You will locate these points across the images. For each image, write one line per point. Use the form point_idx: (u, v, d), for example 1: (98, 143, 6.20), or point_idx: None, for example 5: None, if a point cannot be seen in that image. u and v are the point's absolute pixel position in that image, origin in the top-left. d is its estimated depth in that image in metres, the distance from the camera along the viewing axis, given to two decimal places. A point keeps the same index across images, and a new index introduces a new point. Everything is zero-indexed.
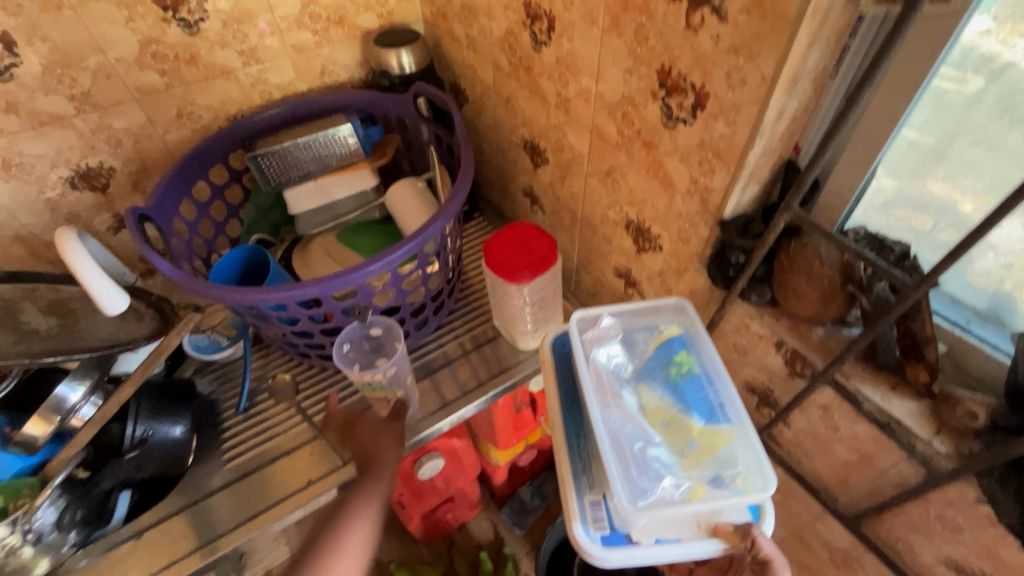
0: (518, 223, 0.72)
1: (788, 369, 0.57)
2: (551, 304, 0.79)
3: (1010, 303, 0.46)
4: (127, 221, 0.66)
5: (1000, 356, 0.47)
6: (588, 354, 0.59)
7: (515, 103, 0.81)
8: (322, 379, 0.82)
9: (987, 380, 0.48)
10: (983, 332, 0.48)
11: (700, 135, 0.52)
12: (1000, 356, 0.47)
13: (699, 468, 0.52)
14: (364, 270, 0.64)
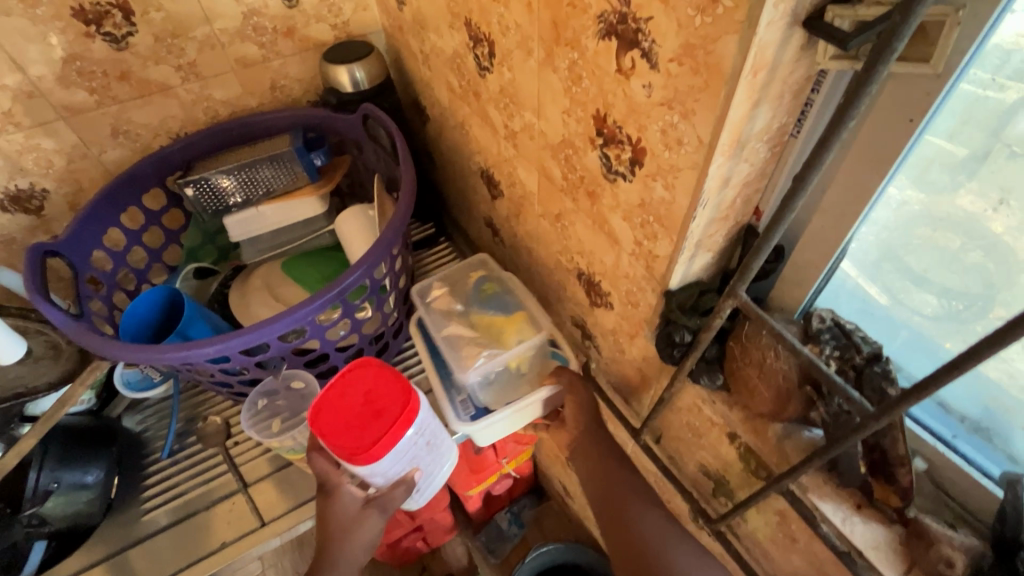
0: (361, 362, 0.51)
1: (742, 464, 0.49)
2: (430, 459, 0.55)
3: (1006, 418, 0.38)
4: (25, 262, 0.61)
5: (990, 486, 0.38)
6: (424, 301, 0.72)
7: (469, 128, 0.73)
8: None
9: (973, 508, 0.39)
10: (970, 451, 0.39)
11: (640, 195, 0.44)
12: (989, 485, 0.38)
13: (507, 340, 0.66)
14: (275, 323, 0.58)
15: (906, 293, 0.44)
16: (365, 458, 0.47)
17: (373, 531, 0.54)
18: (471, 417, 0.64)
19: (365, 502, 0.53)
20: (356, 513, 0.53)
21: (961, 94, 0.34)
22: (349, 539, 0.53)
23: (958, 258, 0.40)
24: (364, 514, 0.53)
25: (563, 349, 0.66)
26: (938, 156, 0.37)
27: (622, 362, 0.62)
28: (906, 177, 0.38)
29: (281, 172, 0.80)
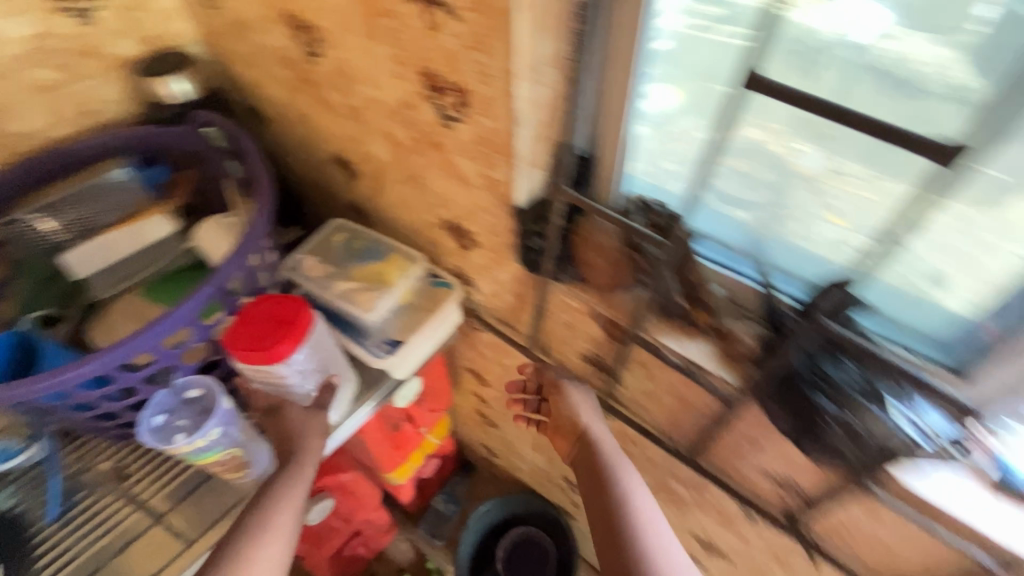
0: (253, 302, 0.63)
1: (606, 335, 0.61)
2: (337, 369, 0.70)
3: (764, 244, 0.51)
4: None
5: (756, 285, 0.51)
6: (300, 272, 0.73)
7: (311, 118, 0.76)
8: (150, 454, 0.72)
9: (752, 305, 0.52)
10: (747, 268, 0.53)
11: (473, 131, 0.53)
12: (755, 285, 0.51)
13: (394, 277, 0.72)
14: (157, 326, 0.57)
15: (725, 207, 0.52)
16: (278, 354, 0.59)
17: (320, 426, 0.66)
18: (388, 351, 0.72)
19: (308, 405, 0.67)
20: (305, 416, 0.66)
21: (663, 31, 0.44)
22: (307, 430, 0.65)
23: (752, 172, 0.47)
24: (309, 413, 0.66)
25: (443, 275, 0.76)
26: (664, 86, 0.48)
27: (500, 292, 0.72)
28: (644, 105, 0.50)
29: (118, 195, 0.77)
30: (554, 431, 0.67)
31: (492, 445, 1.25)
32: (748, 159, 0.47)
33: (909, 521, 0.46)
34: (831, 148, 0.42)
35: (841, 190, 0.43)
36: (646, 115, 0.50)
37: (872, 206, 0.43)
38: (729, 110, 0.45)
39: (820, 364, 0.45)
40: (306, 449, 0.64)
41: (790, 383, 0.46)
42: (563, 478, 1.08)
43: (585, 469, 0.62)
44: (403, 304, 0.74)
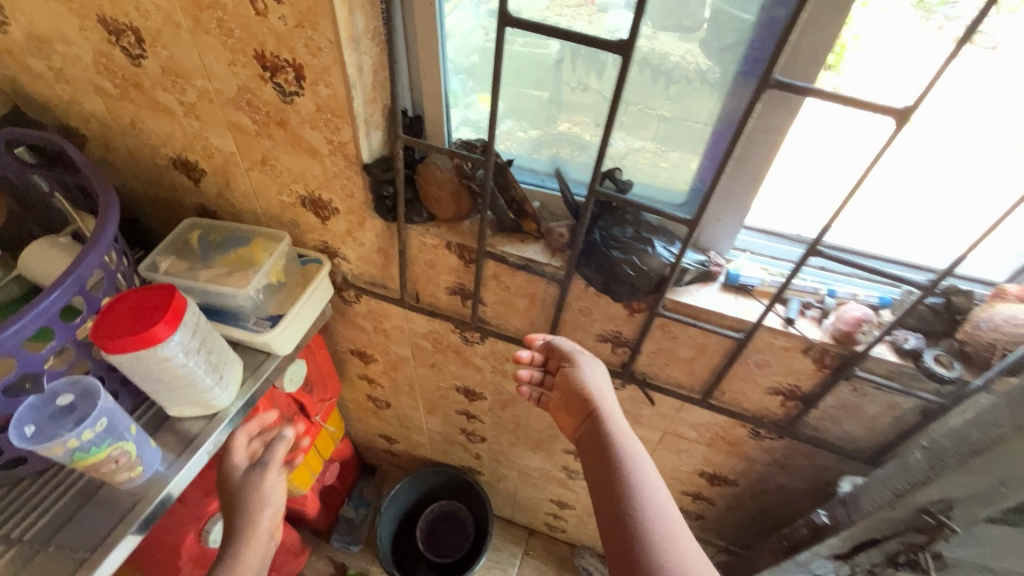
0: (116, 295, 0.63)
1: (463, 261, 0.74)
2: (218, 352, 0.72)
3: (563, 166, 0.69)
4: None
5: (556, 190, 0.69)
6: (162, 271, 0.75)
7: (141, 125, 0.77)
8: (19, 495, 0.66)
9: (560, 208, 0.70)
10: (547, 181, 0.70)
11: (314, 101, 0.62)
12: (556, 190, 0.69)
13: (263, 256, 0.76)
14: (8, 326, 0.55)
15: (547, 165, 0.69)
16: (151, 336, 0.59)
17: (268, 486, 0.68)
18: (270, 325, 0.76)
19: (253, 466, 0.69)
20: (249, 476, 0.69)
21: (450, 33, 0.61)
22: (254, 489, 0.67)
23: (567, 143, 0.66)
24: (253, 475, 0.68)
25: (308, 253, 0.83)
26: (462, 71, 0.64)
27: (366, 253, 0.80)
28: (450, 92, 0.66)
29: None
30: (561, 408, 0.70)
31: (390, 430, 1.30)
32: (575, 143, 0.66)
33: (687, 327, 0.67)
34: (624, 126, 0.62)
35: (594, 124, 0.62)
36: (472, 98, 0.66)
37: (641, 150, 0.64)
38: (546, 105, 0.63)
39: (610, 231, 0.64)
40: (255, 518, 0.65)
41: (594, 250, 0.64)
42: (461, 433, 1.18)
43: (589, 446, 0.65)
44: (276, 282, 0.78)
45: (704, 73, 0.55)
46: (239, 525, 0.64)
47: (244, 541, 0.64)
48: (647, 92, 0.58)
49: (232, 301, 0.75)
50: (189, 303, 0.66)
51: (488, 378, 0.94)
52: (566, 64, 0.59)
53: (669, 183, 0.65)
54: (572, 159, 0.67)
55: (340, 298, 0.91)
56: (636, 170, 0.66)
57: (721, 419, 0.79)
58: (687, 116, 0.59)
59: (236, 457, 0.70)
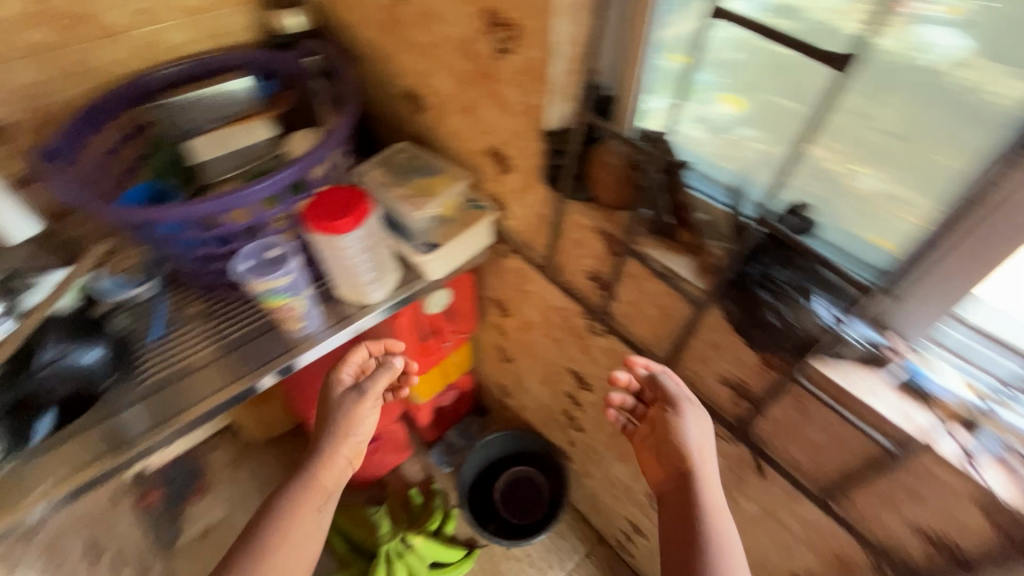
0: (328, 187, 0.79)
1: (607, 250, 0.73)
2: (381, 256, 0.84)
3: (747, 185, 0.60)
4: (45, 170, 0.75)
5: (724, 208, 0.61)
6: (364, 177, 0.89)
7: (392, 56, 0.92)
8: (230, 307, 0.89)
9: (718, 230, 0.62)
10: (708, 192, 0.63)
11: (519, 61, 0.66)
12: (724, 208, 0.61)
13: (441, 190, 0.86)
14: (253, 186, 0.72)
15: (745, 181, 0.61)
16: (335, 227, 0.74)
17: (361, 412, 0.75)
18: (426, 250, 0.86)
19: (352, 388, 0.76)
20: (342, 399, 0.76)
21: (661, 44, 0.60)
22: (347, 415, 0.74)
23: (793, 166, 0.55)
24: (351, 396, 0.76)
25: (481, 200, 0.90)
26: (714, 65, 0.58)
27: (526, 214, 0.84)
28: (677, 84, 0.62)
29: (235, 101, 0.95)
30: (651, 450, 0.69)
31: (506, 382, 1.38)
32: (806, 173, 0.55)
33: (827, 409, 0.57)
34: (886, 172, 0.50)
35: (843, 142, 0.51)
36: (698, 89, 0.60)
37: (875, 201, 0.51)
38: (790, 120, 0.54)
39: (771, 271, 0.56)
40: (337, 442, 0.73)
41: (743, 284, 0.58)
42: (564, 414, 1.19)
43: (670, 502, 0.64)
44: (444, 216, 0.88)
45: (994, 114, 0.42)
46: (329, 442, 0.72)
47: (330, 458, 0.72)
48: (919, 119, 0.46)
49: (405, 219, 0.86)
50: (372, 209, 0.79)
51: (601, 373, 0.93)
52: (820, 76, 0.50)
53: (913, 239, 0.50)
54: (784, 185, 0.57)
55: (496, 248, 0.98)
56: (856, 223, 0.54)
57: (837, 529, 0.65)
58: (956, 176, 0.46)
59: (344, 372, 0.78)
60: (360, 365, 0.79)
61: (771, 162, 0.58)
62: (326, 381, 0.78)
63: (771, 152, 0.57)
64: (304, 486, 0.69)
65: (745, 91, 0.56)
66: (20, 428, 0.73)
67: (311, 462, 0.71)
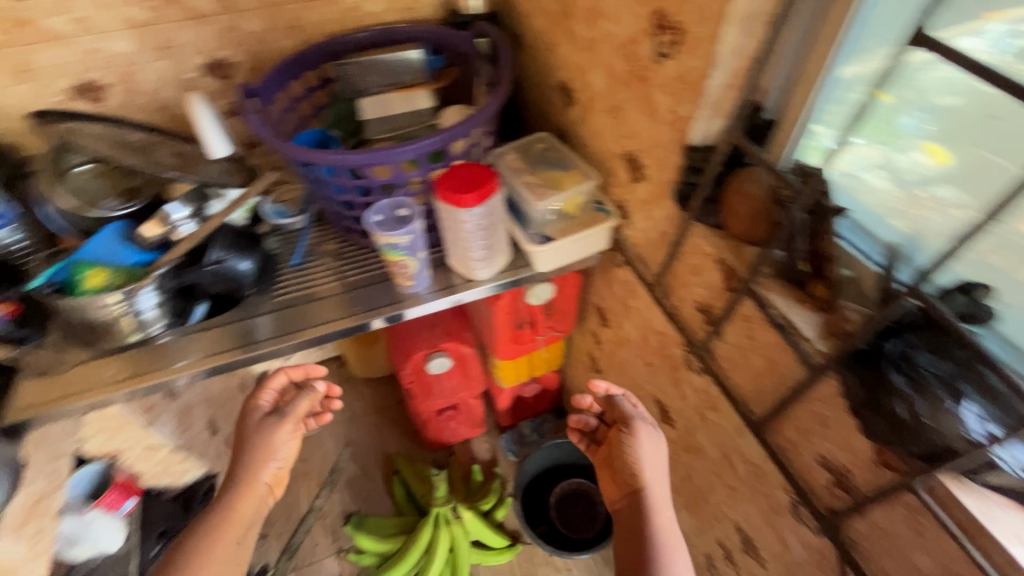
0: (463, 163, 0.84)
1: (724, 284, 0.67)
2: (495, 238, 0.87)
3: (911, 250, 0.51)
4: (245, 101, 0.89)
5: (876, 269, 0.52)
6: (497, 159, 0.92)
7: (556, 47, 0.92)
8: (357, 253, 0.99)
9: (864, 293, 0.53)
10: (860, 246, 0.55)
11: (677, 68, 0.63)
12: (876, 269, 0.53)
13: (569, 186, 0.85)
14: (400, 149, 0.79)
15: (911, 245, 0.51)
16: (458, 200, 0.78)
17: (279, 437, 0.80)
18: (540, 242, 0.87)
19: (269, 413, 0.82)
20: (260, 424, 0.81)
21: (841, 80, 0.54)
22: (253, 439, 0.80)
23: (983, 239, 0.45)
24: (270, 420, 0.81)
25: (606, 204, 0.88)
26: (920, 104, 0.48)
27: (648, 228, 0.81)
28: (875, 120, 0.52)
29: (407, 69, 1.03)
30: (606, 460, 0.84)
31: None
32: (999, 247, 0.44)
33: (946, 533, 0.48)
34: None
35: None
36: (886, 128, 0.51)
37: None
38: (1002, 183, 0.43)
39: (915, 353, 0.47)
40: (258, 464, 0.77)
41: (874, 360, 0.50)
42: None
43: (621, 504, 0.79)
44: (566, 212, 0.88)
45: None
46: (249, 466, 0.77)
47: (250, 481, 0.76)
48: None
49: (527, 208, 0.87)
50: (498, 191, 0.82)
51: (687, 411, 0.86)
52: None
53: None
54: (963, 257, 0.47)
55: (610, 255, 0.95)
56: None
57: None
58: None
59: (262, 398, 0.84)
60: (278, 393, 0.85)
61: (953, 231, 0.47)
62: (241, 411, 0.83)
63: (957, 218, 0.47)
64: (227, 506, 0.74)
65: (953, 142, 0.46)
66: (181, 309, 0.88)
67: (232, 486, 0.75)
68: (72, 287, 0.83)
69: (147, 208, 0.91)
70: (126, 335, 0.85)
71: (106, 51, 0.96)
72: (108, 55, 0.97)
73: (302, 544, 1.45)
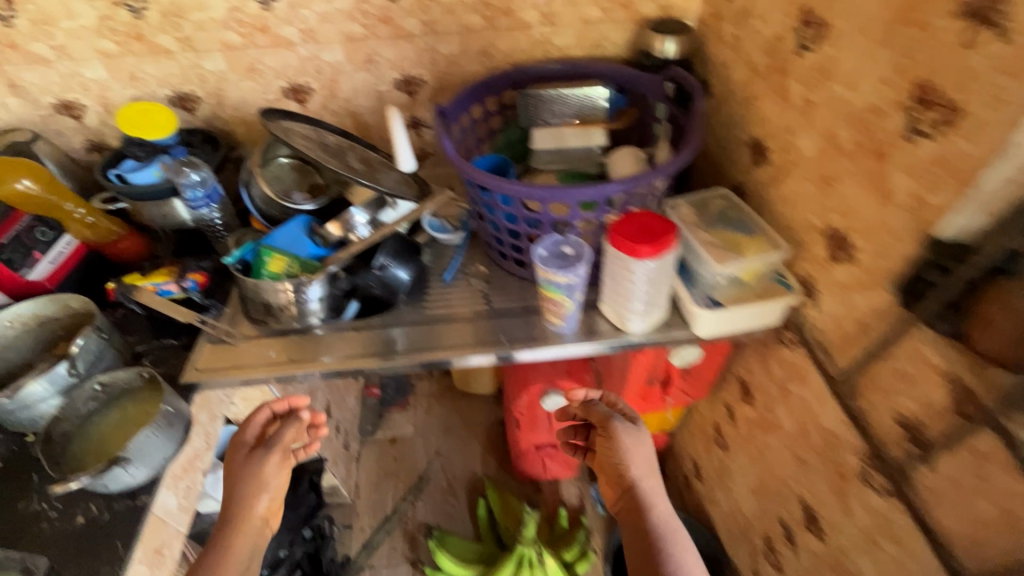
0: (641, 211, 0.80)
1: (951, 406, 0.57)
2: (658, 293, 0.82)
3: None
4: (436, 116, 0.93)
5: None
6: (672, 212, 0.87)
7: (757, 103, 0.87)
8: (505, 280, 0.98)
9: None
10: None
11: (939, 151, 0.55)
12: None
13: (750, 252, 0.78)
14: (583, 189, 0.77)
15: None
16: (632, 250, 0.75)
17: (267, 470, 0.80)
18: (708, 306, 0.81)
19: (250, 447, 0.83)
20: (245, 460, 0.82)
21: None
22: (241, 477, 0.80)
23: None
24: (259, 454, 0.81)
25: (788, 278, 0.80)
26: None
27: (843, 315, 0.72)
28: None
29: (587, 106, 1.03)
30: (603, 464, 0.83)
31: (705, 466, 1.24)
32: None
33: None
34: None
35: None
36: None
37: None
38: None
39: None
40: (250, 500, 0.78)
41: None
42: (763, 540, 1.02)
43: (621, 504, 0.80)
44: (742, 280, 0.81)
45: None
46: (237, 507, 0.77)
47: (241, 519, 0.77)
48: None
49: (699, 268, 0.82)
50: (675, 245, 0.77)
51: (849, 530, 0.75)
52: None
53: None
54: None
55: (777, 332, 0.86)
56: None
57: None
58: None
59: (247, 434, 0.85)
60: (260, 430, 0.85)
61: None
62: (230, 450, 0.84)
63: None
64: (220, 550, 0.75)
65: None
66: (337, 305, 0.93)
67: (223, 531, 0.76)
68: (256, 269, 0.91)
69: (327, 209, 0.97)
70: (288, 320, 0.91)
71: (320, 59, 1.06)
72: (321, 63, 1.06)
73: (380, 546, 1.47)
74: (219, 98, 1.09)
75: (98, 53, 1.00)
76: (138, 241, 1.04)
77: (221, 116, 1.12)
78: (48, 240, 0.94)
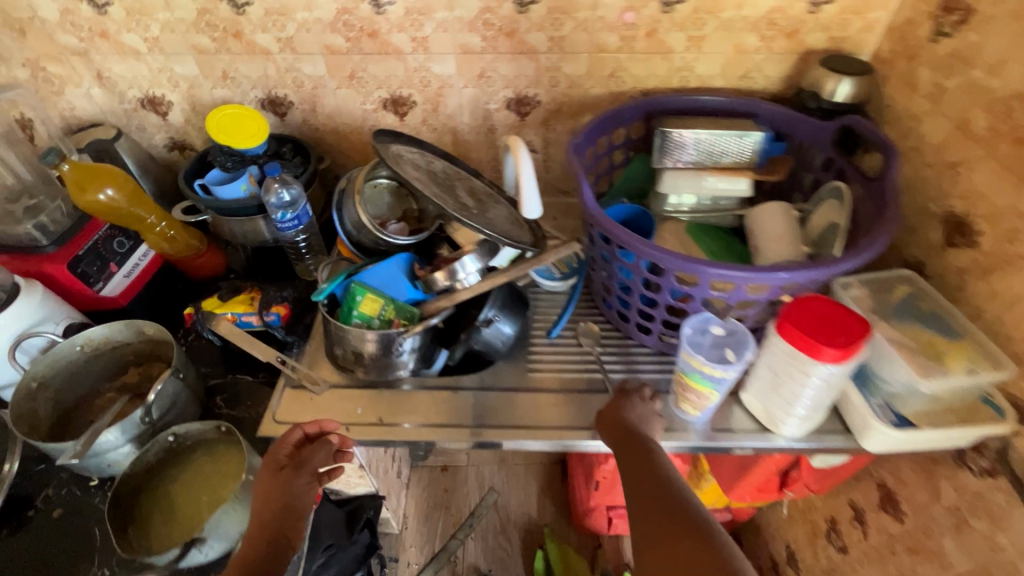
0: (813, 295, 0.66)
1: None
2: (828, 397, 0.68)
3: None
4: (575, 151, 0.82)
5: None
6: (845, 298, 0.74)
7: (963, 172, 0.71)
8: (621, 345, 0.86)
9: None
10: None
11: None
12: None
13: (960, 365, 0.64)
14: (762, 274, 0.64)
15: None
16: (814, 348, 0.61)
17: (296, 492, 0.64)
18: (891, 422, 0.67)
19: (280, 467, 0.65)
20: (271, 480, 0.65)
21: None
22: (267, 503, 0.63)
23: None
24: (287, 474, 0.65)
25: (999, 399, 0.65)
26: None
27: None
28: None
29: (733, 150, 0.87)
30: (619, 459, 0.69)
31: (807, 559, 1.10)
32: None
33: None
34: None
35: None
36: None
37: None
38: None
39: None
40: (277, 530, 0.62)
41: None
42: None
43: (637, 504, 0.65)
44: (938, 394, 0.66)
45: None
46: (263, 532, 0.62)
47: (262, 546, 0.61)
48: None
49: (883, 374, 0.68)
50: (865, 346, 0.63)
51: None
52: None
53: None
54: None
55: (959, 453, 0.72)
56: None
57: None
58: None
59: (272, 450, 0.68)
60: (288, 450, 0.67)
61: None
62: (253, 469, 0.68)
63: None
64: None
65: None
66: (429, 358, 0.81)
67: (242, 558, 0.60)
68: (345, 308, 0.81)
69: (425, 242, 0.88)
70: (376, 372, 0.80)
71: (428, 71, 0.94)
72: (428, 74, 0.94)
73: None
74: (313, 105, 0.99)
75: (191, 48, 0.91)
76: (216, 258, 0.96)
77: (311, 123, 1.01)
78: (125, 252, 0.87)
